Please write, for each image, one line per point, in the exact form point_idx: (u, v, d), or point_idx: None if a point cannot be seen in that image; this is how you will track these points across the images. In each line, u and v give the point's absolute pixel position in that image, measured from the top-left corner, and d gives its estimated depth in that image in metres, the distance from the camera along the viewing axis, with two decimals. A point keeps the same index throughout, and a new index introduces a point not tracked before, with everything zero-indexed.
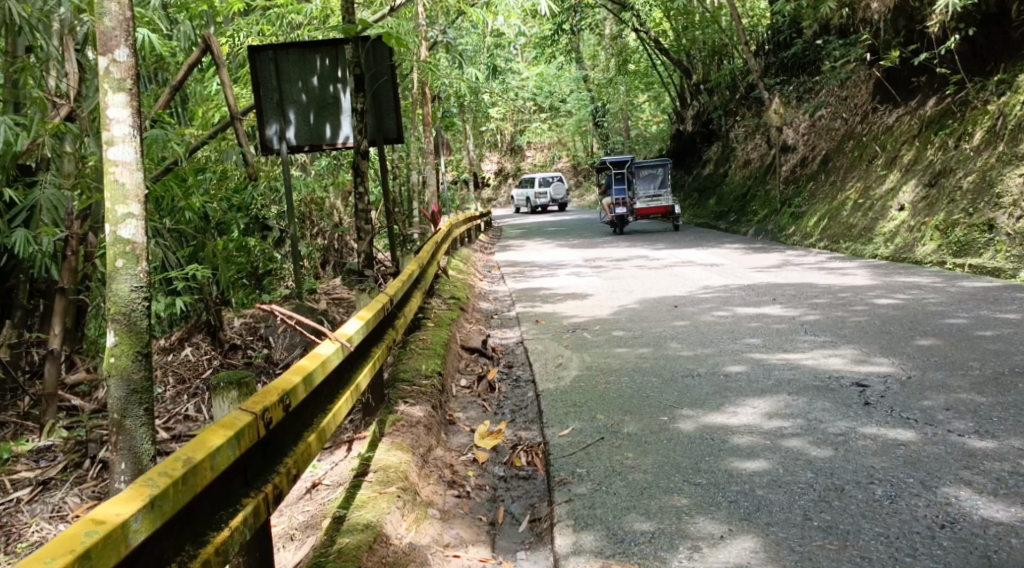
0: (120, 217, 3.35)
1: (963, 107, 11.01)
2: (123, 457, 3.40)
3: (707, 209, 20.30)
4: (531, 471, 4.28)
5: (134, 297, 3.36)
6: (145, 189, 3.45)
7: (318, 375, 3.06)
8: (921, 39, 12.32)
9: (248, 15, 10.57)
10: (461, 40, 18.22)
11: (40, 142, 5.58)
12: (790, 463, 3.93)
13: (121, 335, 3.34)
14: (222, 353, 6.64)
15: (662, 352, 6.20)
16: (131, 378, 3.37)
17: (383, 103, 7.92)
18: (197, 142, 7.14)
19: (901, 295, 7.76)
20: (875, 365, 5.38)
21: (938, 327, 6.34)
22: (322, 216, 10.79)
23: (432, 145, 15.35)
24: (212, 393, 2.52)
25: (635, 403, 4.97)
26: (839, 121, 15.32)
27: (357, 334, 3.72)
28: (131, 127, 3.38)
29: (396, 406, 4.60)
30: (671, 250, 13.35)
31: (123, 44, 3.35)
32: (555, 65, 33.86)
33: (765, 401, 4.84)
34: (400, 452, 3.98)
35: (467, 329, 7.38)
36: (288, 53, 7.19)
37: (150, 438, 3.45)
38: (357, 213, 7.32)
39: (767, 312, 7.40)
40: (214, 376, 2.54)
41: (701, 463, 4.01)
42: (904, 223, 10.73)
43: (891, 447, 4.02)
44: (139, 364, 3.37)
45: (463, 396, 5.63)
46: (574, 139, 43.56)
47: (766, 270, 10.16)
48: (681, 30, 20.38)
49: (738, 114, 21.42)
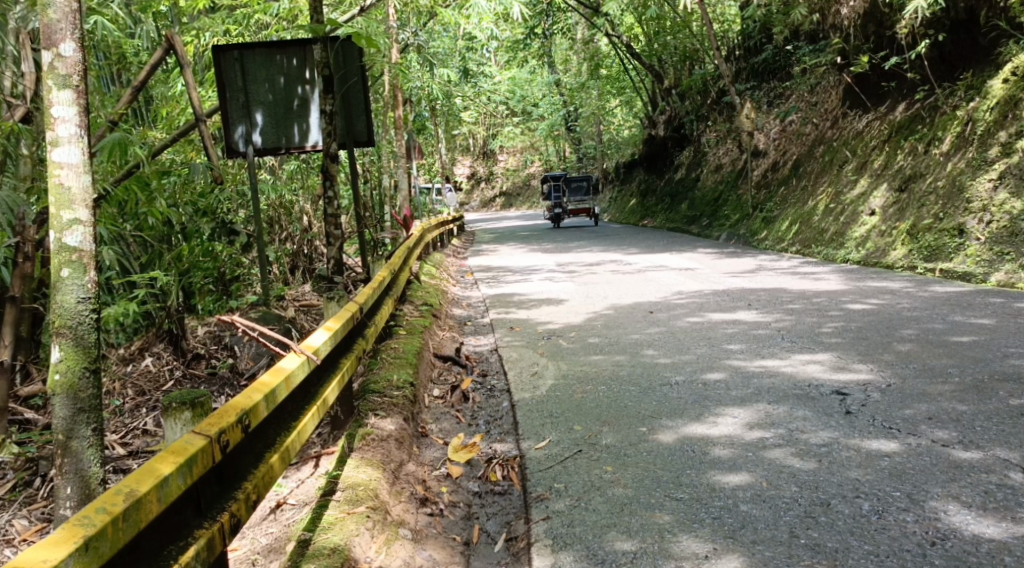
0: (66, 223, 3.16)
1: (932, 112, 11.04)
2: (69, 481, 3.19)
3: (679, 214, 20.27)
4: (506, 485, 4.11)
5: (81, 309, 3.15)
6: (93, 193, 3.26)
7: (282, 391, 2.88)
8: (890, 45, 12.36)
9: (215, 15, 10.35)
10: (433, 44, 18.09)
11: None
12: (774, 476, 3.81)
13: (67, 351, 3.13)
14: (184, 363, 6.41)
15: (638, 359, 6.07)
16: (78, 396, 3.16)
17: (352, 104, 7.67)
18: (161, 145, 6.94)
19: (875, 300, 7.70)
20: (853, 372, 5.28)
21: (914, 333, 6.26)
22: (292, 220, 10.61)
23: (403, 147, 15.12)
24: (163, 415, 2.32)
25: (612, 413, 4.84)
26: (809, 126, 15.35)
27: (324, 346, 3.53)
28: (77, 127, 3.18)
29: (366, 419, 4.41)
30: (644, 254, 13.26)
31: (69, 38, 3.16)
32: (527, 69, 33.87)
33: (746, 410, 4.71)
34: (370, 469, 3.80)
35: (439, 337, 7.22)
36: (254, 52, 6.99)
37: (99, 459, 3.24)
38: (327, 218, 7.13)
39: (742, 318, 7.30)
40: (165, 396, 2.33)
41: (682, 477, 3.87)
42: (875, 228, 10.71)
43: (876, 458, 3.91)
44: (87, 382, 3.17)
45: (436, 406, 5.46)
46: (546, 144, 43.63)
47: (740, 275, 10.08)
48: (653, 35, 20.41)
49: (708, 118, 21.42)
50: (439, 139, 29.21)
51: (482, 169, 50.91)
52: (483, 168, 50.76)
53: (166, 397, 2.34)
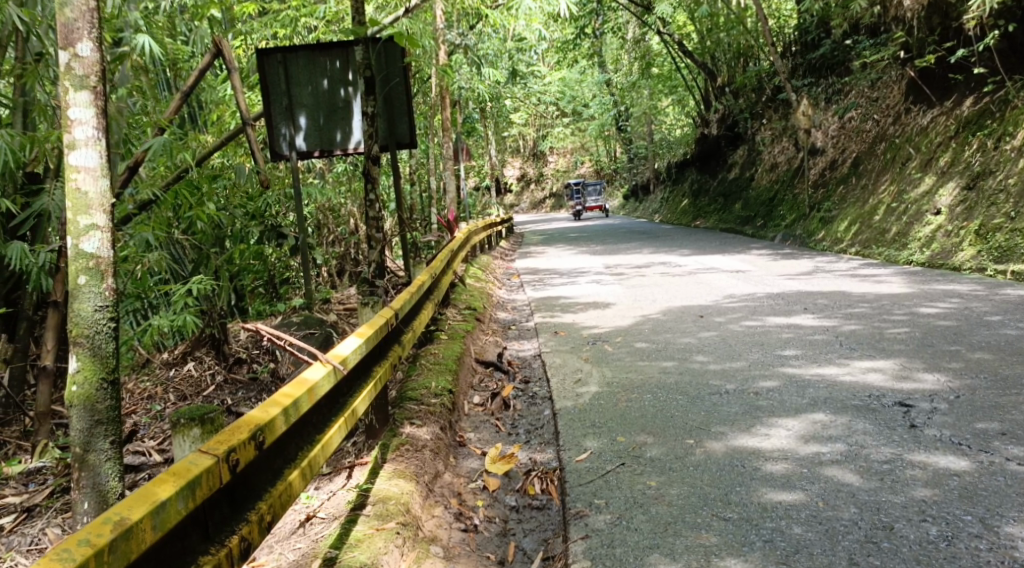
0: (83, 228, 3.19)
1: (1003, 106, 10.61)
2: (87, 495, 3.23)
3: (733, 214, 19.85)
4: (545, 500, 3.95)
5: (99, 318, 3.18)
6: (112, 197, 3.28)
7: (305, 403, 2.76)
8: (957, 37, 11.90)
9: (263, 18, 10.40)
10: (482, 45, 18.02)
11: (48, 151, 5.36)
12: (831, 496, 3.58)
13: (84, 361, 3.15)
14: (226, 367, 6.28)
15: (687, 366, 5.84)
16: (96, 408, 3.19)
17: (395, 105, 7.55)
18: (209, 150, 7.02)
19: (943, 304, 7.33)
20: (919, 381, 5.00)
21: (985, 340, 5.92)
22: (339, 223, 10.61)
23: (452, 148, 15.01)
24: (173, 432, 2.38)
25: (658, 423, 4.62)
26: (869, 123, 14.88)
27: (354, 354, 3.42)
28: (95, 129, 3.21)
29: (401, 428, 4.28)
30: (696, 255, 12.96)
31: (87, 38, 3.20)
32: (577, 70, 33.70)
33: (801, 421, 4.47)
34: (402, 481, 3.67)
35: (481, 341, 7.10)
36: (297, 55, 6.92)
37: (117, 473, 3.27)
38: (368, 220, 6.99)
39: (799, 323, 7.00)
40: (174, 413, 2.39)
41: (731, 495, 3.65)
42: (940, 228, 10.27)
43: (944, 477, 3.65)
44: (105, 393, 3.19)
45: (475, 414, 5.32)
46: (597, 145, 43.35)
47: (797, 277, 9.76)
48: (706, 33, 20.09)
49: (764, 116, 20.93)
50: (489, 140, 29.13)
51: (532, 170, 50.89)
52: (533, 169, 50.71)
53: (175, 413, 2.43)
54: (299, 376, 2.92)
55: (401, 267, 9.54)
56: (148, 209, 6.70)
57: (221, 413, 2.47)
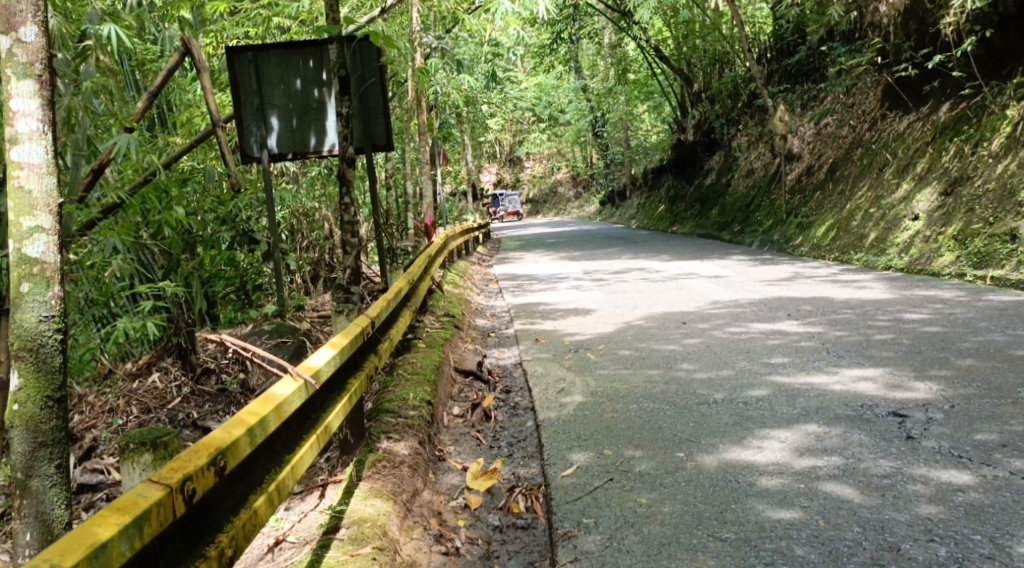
0: (26, 231, 2.96)
1: (979, 112, 10.57)
2: (29, 526, 2.97)
3: (710, 220, 19.76)
4: (530, 519, 3.75)
5: (43, 330, 2.94)
6: (60, 195, 3.05)
7: (274, 421, 2.54)
8: (933, 43, 11.87)
9: (233, 18, 10.11)
10: (458, 50, 17.81)
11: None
12: (831, 513, 3.40)
13: (26, 378, 2.92)
14: (193, 379, 5.90)
15: (673, 374, 5.65)
16: (39, 429, 2.95)
17: (370, 106, 7.28)
18: (177, 153, 6.78)
19: (926, 310, 7.21)
20: (911, 390, 4.84)
21: (974, 347, 5.78)
22: (313, 228, 10.36)
23: (428, 152, 14.75)
24: (120, 458, 2.16)
25: (646, 435, 4.43)
26: (846, 128, 14.83)
27: (327, 366, 3.20)
28: (40, 122, 2.99)
29: (377, 443, 4.06)
30: (674, 261, 12.82)
31: (30, 21, 2.97)
32: (553, 76, 33.62)
33: (793, 433, 4.30)
34: (379, 501, 3.45)
35: (460, 350, 6.89)
36: (269, 54, 6.69)
37: (64, 500, 3.03)
38: (343, 224, 6.69)
39: (784, 329, 6.84)
40: (123, 437, 2.18)
41: (727, 513, 3.48)
42: (919, 233, 10.20)
43: (948, 493, 3.49)
44: (50, 412, 2.96)
45: (455, 426, 5.10)
46: (572, 150, 43.30)
47: (778, 283, 9.63)
48: (682, 38, 20.16)
49: (739, 122, 20.85)
50: (465, 145, 28.89)
51: (507, 176, 50.84)
52: (509, 175, 50.73)
53: (125, 435, 2.22)
54: (267, 391, 2.70)
55: (375, 274, 9.29)
56: (114, 214, 6.46)
57: (176, 434, 2.28)
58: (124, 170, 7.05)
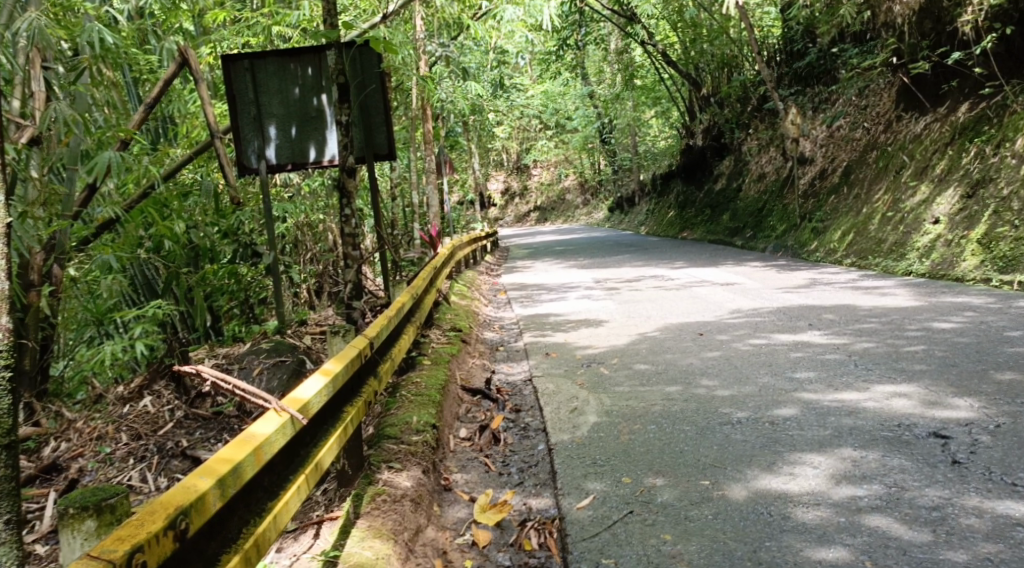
0: None
1: (1000, 111, 10.22)
2: None
3: (721, 225, 19.44)
4: (544, 557, 3.44)
5: None
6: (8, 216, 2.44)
7: (250, 468, 2.36)
8: (951, 41, 11.52)
9: (230, 27, 9.81)
10: (464, 57, 17.50)
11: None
12: (878, 553, 3.11)
13: None
14: (187, 402, 5.46)
15: (692, 392, 5.32)
16: None
17: (371, 114, 6.96)
18: (177, 165, 6.56)
19: (957, 318, 6.87)
20: (950, 408, 4.51)
21: (1012, 358, 5.45)
22: (316, 240, 10.05)
23: (434, 162, 14.45)
24: (60, 525, 1.98)
25: (667, 461, 4.11)
26: (860, 130, 14.48)
27: (319, 396, 2.95)
28: None
29: (377, 475, 3.76)
30: (686, 269, 12.49)
31: None
32: (559, 83, 33.30)
33: (828, 457, 3.97)
34: (377, 544, 3.16)
35: (467, 367, 6.57)
36: (266, 62, 6.41)
37: (15, 559, 2.29)
38: (344, 238, 6.33)
39: (807, 341, 6.50)
40: (64, 501, 1.99)
41: (762, 553, 3.17)
42: (940, 237, 9.85)
43: (1006, 528, 3.17)
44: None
45: (462, 451, 4.78)
46: (579, 157, 42.99)
47: (796, 290, 9.30)
48: (690, 43, 19.74)
49: (750, 126, 20.55)
50: (471, 155, 28.58)
51: (515, 184, 50.66)
52: (517, 183, 50.55)
53: (67, 498, 2.02)
54: (246, 429, 2.50)
55: (378, 288, 8.99)
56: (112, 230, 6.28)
57: (126, 494, 2.07)
58: (126, 184, 6.83)
